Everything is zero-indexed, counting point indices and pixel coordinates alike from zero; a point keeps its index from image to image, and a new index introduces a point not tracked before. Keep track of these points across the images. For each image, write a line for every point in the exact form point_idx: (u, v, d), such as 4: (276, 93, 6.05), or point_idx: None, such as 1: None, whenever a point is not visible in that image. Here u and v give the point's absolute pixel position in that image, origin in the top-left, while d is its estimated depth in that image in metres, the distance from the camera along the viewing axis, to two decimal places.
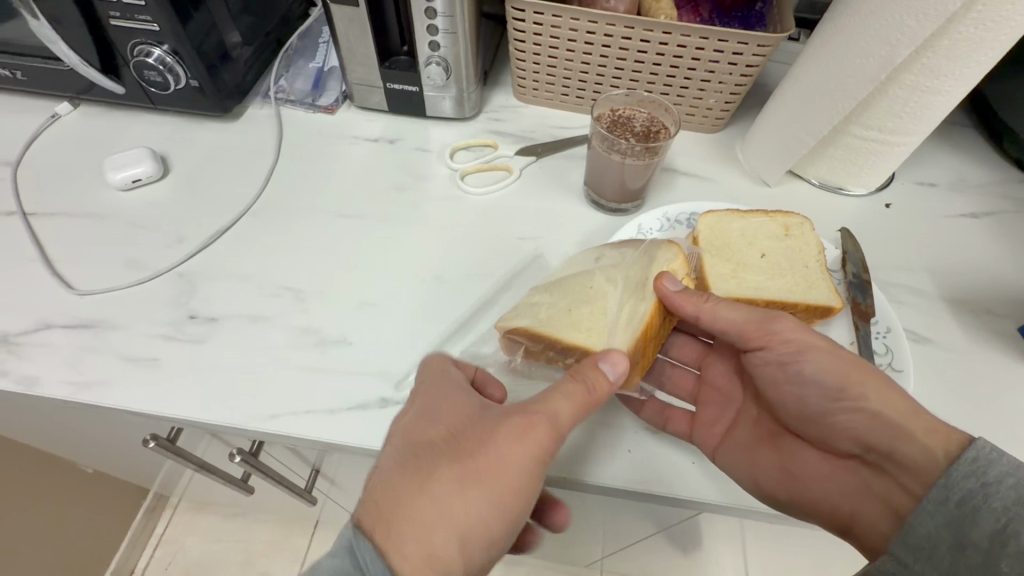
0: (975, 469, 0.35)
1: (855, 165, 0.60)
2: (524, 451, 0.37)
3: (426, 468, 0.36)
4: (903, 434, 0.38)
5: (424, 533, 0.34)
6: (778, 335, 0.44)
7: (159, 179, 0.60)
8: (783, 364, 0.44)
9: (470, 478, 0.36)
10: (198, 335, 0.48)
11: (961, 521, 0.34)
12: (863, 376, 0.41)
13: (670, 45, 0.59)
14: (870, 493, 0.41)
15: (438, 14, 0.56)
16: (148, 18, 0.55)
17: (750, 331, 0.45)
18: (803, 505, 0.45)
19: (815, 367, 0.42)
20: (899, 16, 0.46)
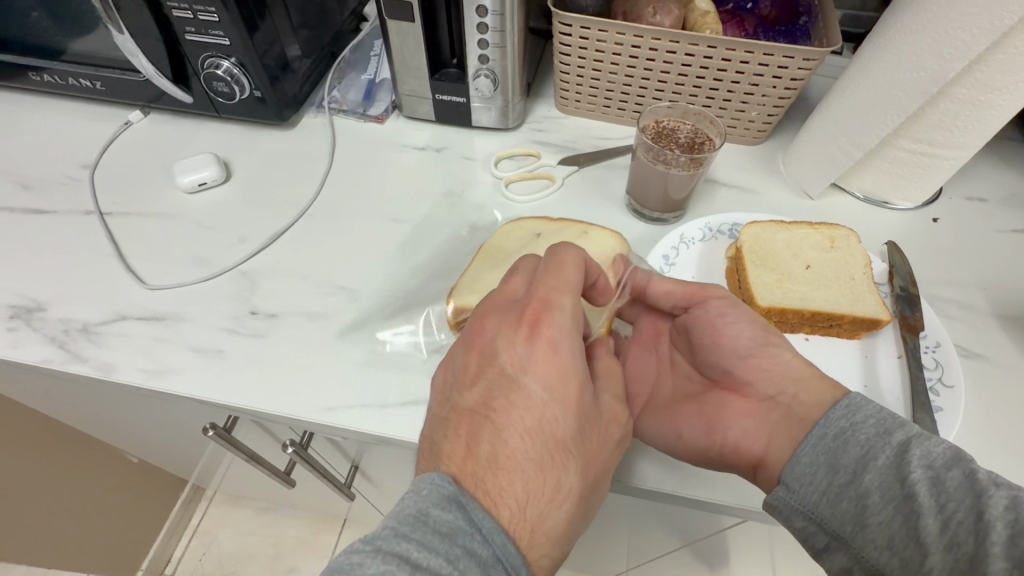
0: (847, 412, 0.39)
1: (901, 179, 0.60)
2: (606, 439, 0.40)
3: (547, 443, 0.35)
4: (803, 378, 0.43)
5: (540, 509, 0.34)
6: (713, 294, 0.49)
7: (222, 182, 0.63)
8: (713, 321, 0.48)
9: (579, 460, 0.37)
10: (259, 330, 0.50)
11: (835, 451, 0.38)
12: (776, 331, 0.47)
13: (714, 59, 0.60)
14: (780, 430, 0.43)
15: (489, 29, 0.58)
16: (220, 33, 0.59)
17: (692, 291, 0.49)
18: (718, 446, 0.44)
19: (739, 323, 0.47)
20: (953, 30, 0.46)
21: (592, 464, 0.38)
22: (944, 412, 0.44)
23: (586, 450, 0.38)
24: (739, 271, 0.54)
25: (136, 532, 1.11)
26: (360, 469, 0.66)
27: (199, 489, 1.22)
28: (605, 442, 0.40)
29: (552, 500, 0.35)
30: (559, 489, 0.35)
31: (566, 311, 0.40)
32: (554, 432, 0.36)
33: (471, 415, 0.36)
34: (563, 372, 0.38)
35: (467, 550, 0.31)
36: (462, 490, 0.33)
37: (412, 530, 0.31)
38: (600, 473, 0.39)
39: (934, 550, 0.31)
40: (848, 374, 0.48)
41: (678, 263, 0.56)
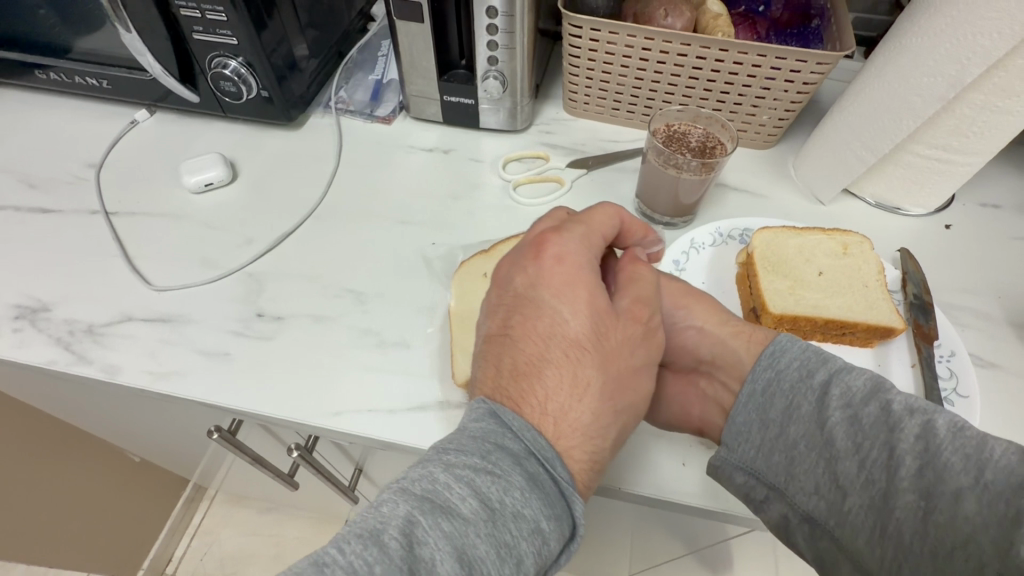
0: (773, 359, 0.42)
1: (915, 185, 0.59)
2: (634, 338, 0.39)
3: (563, 345, 0.36)
4: (722, 342, 0.47)
5: (562, 403, 0.35)
6: None
7: (229, 183, 0.63)
8: None
9: (601, 356, 0.36)
10: (266, 333, 0.50)
11: (766, 405, 0.41)
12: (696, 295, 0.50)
13: (726, 62, 0.59)
14: (711, 397, 0.47)
15: (499, 30, 0.58)
16: (228, 33, 0.58)
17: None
18: (667, 419, 0.46)
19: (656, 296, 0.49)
20: (971, 35, 0.46)
21: (615, 354, 0.37)
22: None
23: (607, 341, 0.37)
24: (749, 277, 0.53)
25: (137, 531, 1.10)
26: (364, 472, 0.66)
27: (201, 488, 1.22)
28: (633, 341, 0.39)
29: (573, 393, 0.35)
30: (579, 384, 0.35)
31: (568, 234, 0.40)
32: (565, 331, 0.36)
33: (494, 341, 0.38)
34: (570, 277, 0.38)
35: (499, 444, 0.33)
36: (494, 401, 0.35)
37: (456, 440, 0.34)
38: (635, 374, 0.38)
39: (853, 488, 0.35)
40: None
41: (688, 269, 0.55)
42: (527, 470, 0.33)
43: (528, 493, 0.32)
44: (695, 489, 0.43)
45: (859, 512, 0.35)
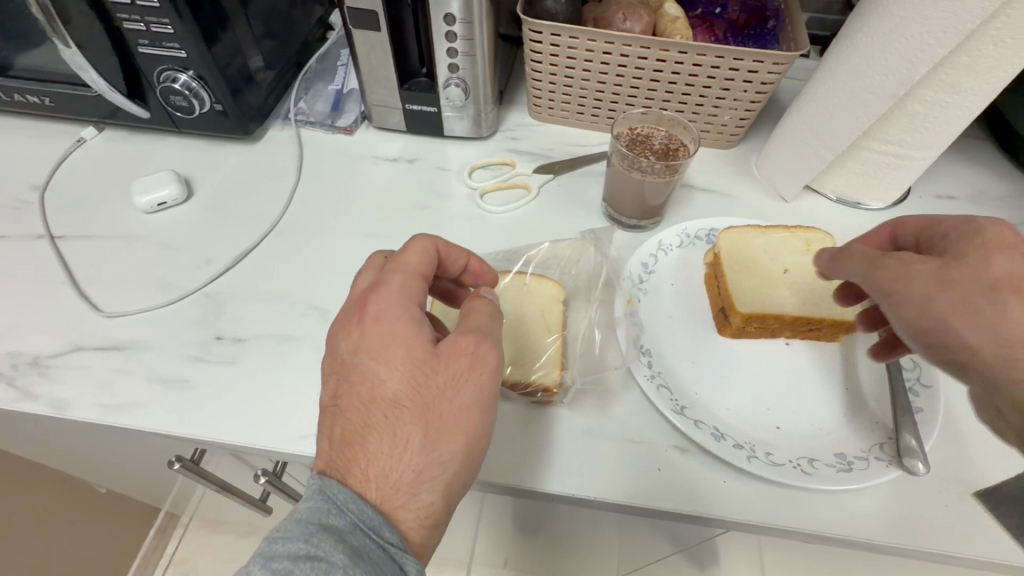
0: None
1: (873, 181, 0.61)
2: (473, 383, 0.37)
3: (390, 407, 0.36)
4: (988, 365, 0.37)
5: (389, 465, 0.35)
6: (900, 279, 0.40)
7: (184, 201, 0.61)
8: (892, 302, 0.40)
9: (421, 412, 0.36)
10: (226, 356, 0.48)
11: None
12: (976, 305, 0.37)
13: (685, 65, 0.60)
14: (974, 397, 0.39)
15: (458, 37, 0.57)
16: (176, 45, 0.56)
17: (878, 277, 0.41)
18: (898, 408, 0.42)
19: (906, 302, 0.39)
20: (918, 34, 0.47)
21: (432, 404, 0.36)
22: (924, 414, 0.44)
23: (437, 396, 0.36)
24: (718, 277, 0.53)
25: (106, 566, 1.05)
26: None
27: (173, 516, 1.17)
28: (439, 393, 0.36)
29: (392, 456, 0.35)
30: (398, 445, 0.35)
31: (393, 283, 0.39)
32: (381, 393, 0.36)
33: (327, 409, 0.37)
34: (385, 336, 0.37)
35: (323, 524, 0.32)
36: (325, 476, 0.35)
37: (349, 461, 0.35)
38: (478, 423, 0.37)
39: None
40: (827, 375, 0.48)
41: (656, 271, 0.55)
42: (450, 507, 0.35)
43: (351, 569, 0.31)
44: (692, 499, 0.41)
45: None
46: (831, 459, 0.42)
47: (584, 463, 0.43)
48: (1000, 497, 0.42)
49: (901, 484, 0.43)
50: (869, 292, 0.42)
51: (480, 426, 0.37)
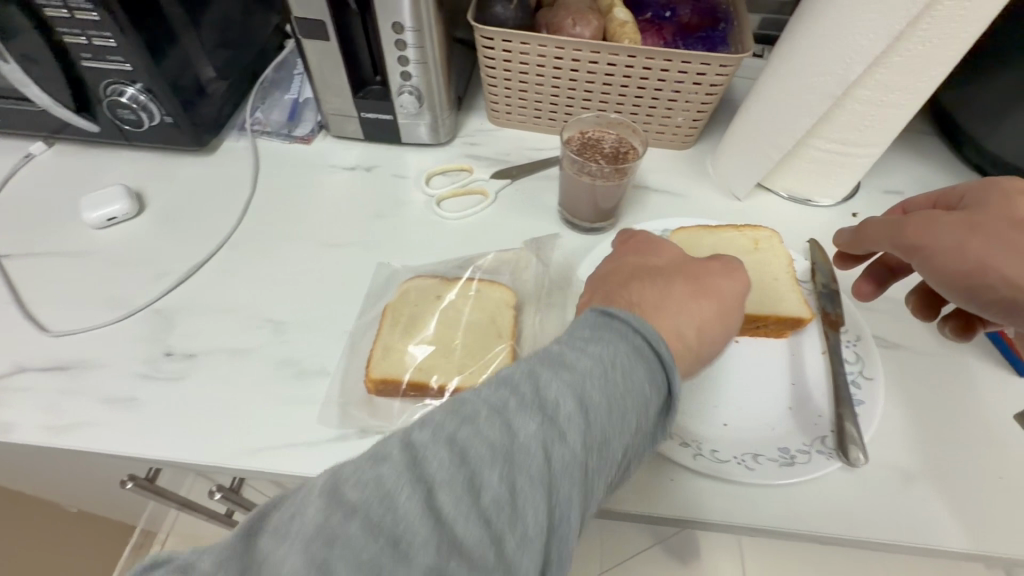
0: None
1: (822, 179, 0.62)
2: (730, 298, 0.41)
3: (644, 290, 0.40)
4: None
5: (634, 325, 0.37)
6: (927, 234, 0.41)
7: (135, 216, 0.60)
8: (925, 256, 0.41)
9: (672, 305, 0.39)
10: (176, 373, 0.47)
11: None
12: (1003, 242, 0.39)
13: (635, 68, 0.61)
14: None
15: (408, 45, 0.57)
16: (121, 58, 0.56)
17: (900, 240, 0.43)
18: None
19: (942, 252, 0.40)
20: (852, 35, 0.48)
21: (692, 311, 0.39)
22: (865, 406, 0.45)
23: (702, 304, 0.39)
24: None
25: None
26: None
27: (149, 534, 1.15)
28: (697, 301, 0.39)
29: (635, 326, 0.36)
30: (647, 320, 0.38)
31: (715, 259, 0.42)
32: (669, 296, 0.39)
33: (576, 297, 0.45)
34: (676, 263, 0.43)
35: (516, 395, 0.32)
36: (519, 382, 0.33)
37: (640, 346, 0.35)
38: (713, 332, 0.39)
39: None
40: (772, 368, 0.49)
41: None
42: (578, 388, 0.33)
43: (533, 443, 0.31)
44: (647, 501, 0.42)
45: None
46: (775, 454, 0.43)
47: None
48: (936, 483, 0.43)
49: (843, 475, 0.44)
50: (897, 253, 0.43)
51: (708, 337, 0.39)
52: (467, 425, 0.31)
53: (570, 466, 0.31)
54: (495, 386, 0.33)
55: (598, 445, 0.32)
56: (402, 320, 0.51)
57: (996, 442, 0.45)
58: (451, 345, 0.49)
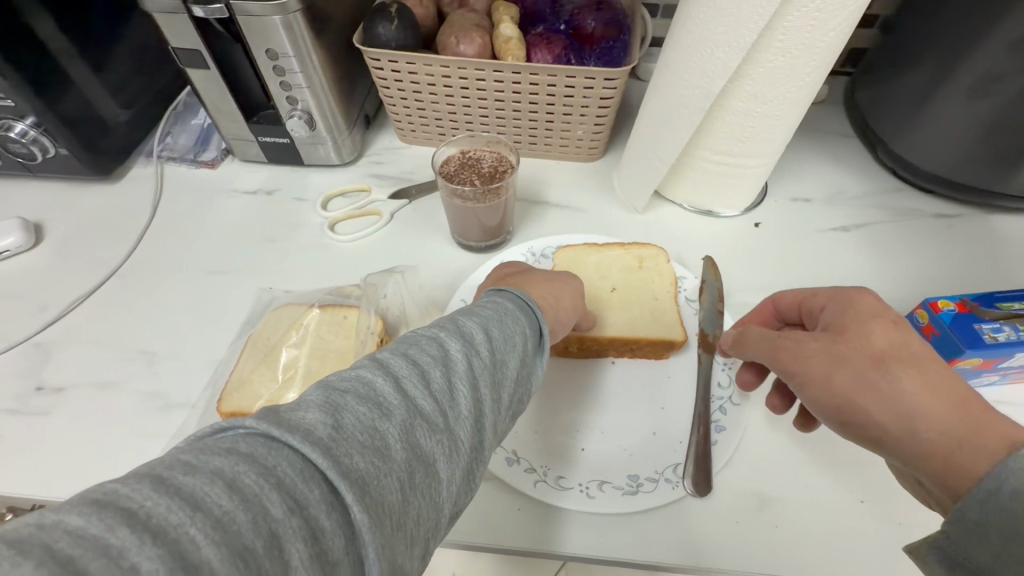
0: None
1: (718, 190, 0.61)
2: (577, 288, 0.48)
3: (514, 277, 0.48)
4: (918, 436, 0.33)
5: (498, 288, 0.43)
6: (801, 356, 0.37)
7: (32, 248, 0.61)
8: (801, 387, 0.37)
9: (532, 280, 0.47)
10: (43, 407, 0.48)
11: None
12: (872, 377, 0.35)
13: (523, 84, 0.60)
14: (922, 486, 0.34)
15: (288, 71, 0.57)
16: (3, 95, 0.56)
17: (772, 355, 0.38)
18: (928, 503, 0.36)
19: (821, 375, 0.36)
20: (711, 48, 0.47)
21: (551, 290, 0.45)
22: (727, 432, 0.45)
23: (562, 286, 0.47)
24: None
25: None
26: None
27: None
28: (561, 284, 0.47)
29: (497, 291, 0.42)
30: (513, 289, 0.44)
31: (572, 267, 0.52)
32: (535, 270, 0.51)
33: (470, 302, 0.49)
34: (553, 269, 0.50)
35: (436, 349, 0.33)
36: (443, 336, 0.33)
37: (524, 310, 0.39)
38: (568, 305, 0.45)
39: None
40: (642, 390, 0.49)
41: None
42: (482, 327, 0.35)
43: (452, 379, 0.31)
44: (511, 534, 0.42)
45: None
46: (622, 482, 0.43)
47: None
48: (793, 510, 0.42)
49: (695, 502, 0.43)
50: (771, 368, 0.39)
51: (563, 306, 0.45)
52: (403, 351, 0.32)
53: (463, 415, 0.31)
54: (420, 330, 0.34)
55: (509, 362, 0.34)
56: (264, 347, 0.50)
57: (860, 463, 0.44)
58: (299, 369, 0.48)
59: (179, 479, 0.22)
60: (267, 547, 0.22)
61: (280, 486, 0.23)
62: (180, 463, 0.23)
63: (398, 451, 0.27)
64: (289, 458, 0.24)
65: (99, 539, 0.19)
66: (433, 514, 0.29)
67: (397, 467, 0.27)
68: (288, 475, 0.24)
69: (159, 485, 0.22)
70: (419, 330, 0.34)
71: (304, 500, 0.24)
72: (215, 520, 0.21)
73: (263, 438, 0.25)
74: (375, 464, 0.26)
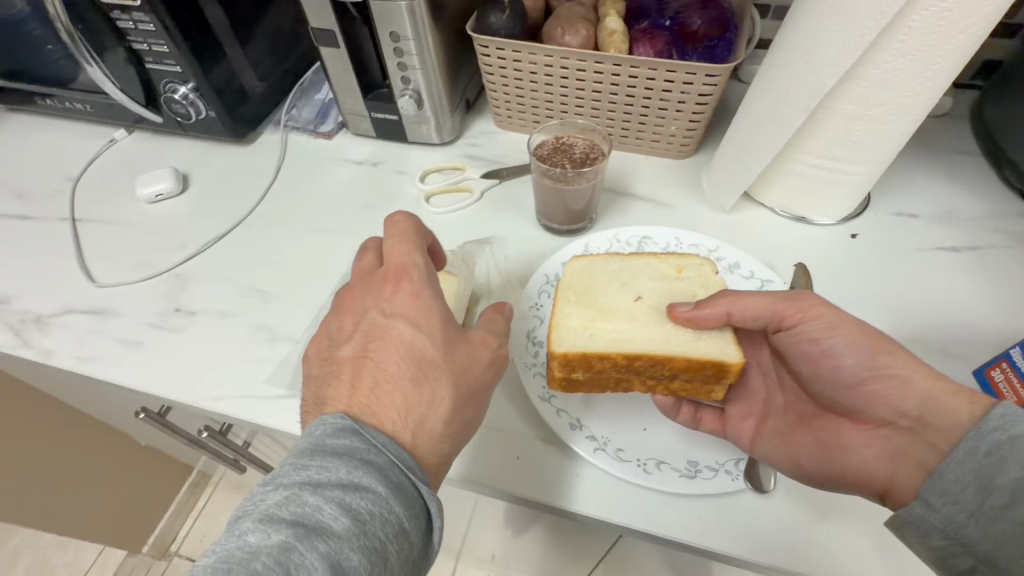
0: (1004, 424, 0.34)
1: (814, 195, 0.59)
2: (397, 324, 0.40)
3: (356, 310, 0.42)
4: (934, 400, 0.38)
5: (329, 377, 0.39)
6: (813, 311, 0.44)
7: (178, 194, 0.71)
8: (816, 340, 0.44)
9: (355, 335, 0.40)
10: (177, 325, 0.56)
11: (990, 469, 0.34)
12: (881, 345, 0.41)
13: (622, 76, 0.62)
14: (905, 457, 0.39)
15: (406, 53, 0.63)
16: (173, 62, 0.67)
17: (782, 310, 0.45)
18: (847, 475, 0.41)
19: (847, 341, 0.42)
20: (823, 47, 0.46)
21: (364, 323, 0.40)
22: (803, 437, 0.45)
23: (358, 366, 0.38)
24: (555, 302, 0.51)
25: (143, 510, 1.21)
26: None
27: (206, 475, 1.31)
28: (361, 360, 0.38)
29: (325, 384, 0.38)
30: (350, 364, 0.39)
31: (416, 268, 0.42)
32: (382, 293, 0.41)
33: (352, 361, 0.39)
34: (387, 300, 0.41)
35: (360, 504, 0.31)
36: (373, 488, 0.32)
37: (399, 486, 0.33)
38: (383, 362, 0.38)
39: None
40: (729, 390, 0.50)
41: None
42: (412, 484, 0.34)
43: (371, 547, 0.30)
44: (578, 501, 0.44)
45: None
46: (682, 466, 0.44)
47: (494, 453, 0.47)
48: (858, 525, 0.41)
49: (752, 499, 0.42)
50: (777, 317, 0.45)
51: (372, 370, 0.38)
52: (339, 507, 0.31)
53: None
54: (364, 468, 0.32)
55: (358, 550, 0.30)
56: None
57: None
58: None
59: None
60: None
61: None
62: None
63: None
64: None
65: None
66: None
67: None
68: None
69: None
70: (262, 535, 0.29)
71: None
72: None
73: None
74: None
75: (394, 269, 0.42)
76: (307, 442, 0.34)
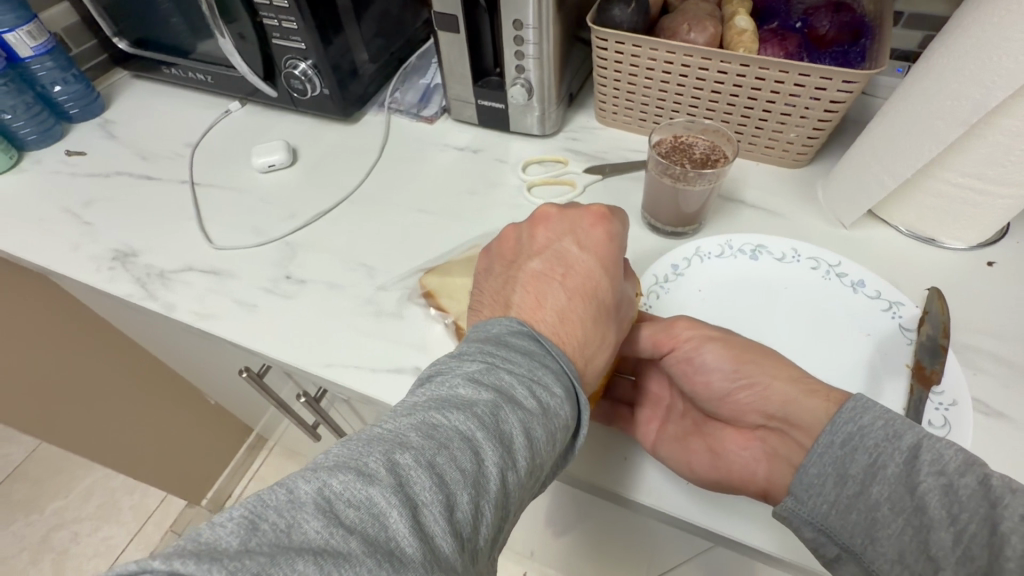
0: (853, 415, 0.37)
1: (949, 217, 0.55)
2: (587, 259, 0.43)
3: (548, 233, 0.45)
4: (793, 402, 0.41)
5: (511, 283, 0.43)
6: (681, 335, 0.46)
7: (288, 166, 0.73)
8: (689, 360, 0.45)
9: (544, 250, 0.44)
10: (289, 292, 0.58)
11: (844, 460, 0.37)
12: (743, 356, 0.44)
13: (747, 78, 0.59)
14: (782, 459, 0.42)
15: (526, 42, 0.63)
16: (298, 38, 0.69)
17: (659, 337, 0.47)
18: (729, 477, 0.42)
19: (713, 357, 0.44)
20: (996, 55, 0.43)
21: (557, 246, 0.44)
22: None
23: (547, 282, 0.42)
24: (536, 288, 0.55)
25: (208, 466, 1.27)
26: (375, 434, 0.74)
27: (262, 440, 1.37)
28: (547, 278, 0.42)
29: (509, 287, 0.42)
30: (538, 276, 0.42)
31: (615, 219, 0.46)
32: (581, 225, 0.45)
33: (537, 274, 0.42)
34: (584, 234, 0.44)
35: (543, 392, 0.34)
36: (553, 384, 0.35)
37: (569, 389, 0.36)
38: (568, 287, 0.41)
39: (887, 518, 0.35)
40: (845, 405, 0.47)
41: (685, 274, 0.56)
42: (576, 396, 0.36)
43: (547, 430, 0.33)
44: (720, 521, 0.43)
45: (894, 536, 0.34)
46: None
47: (619, 461, 0.46)
48: None
49: None
50: (654, 348, 0.47)
51: (556, 291, 0.41)
52: (530, 388, 0.33)
53: (540, 469, 0.33)
54: (549, 370, 0.35)
55: (539, 425, 0.32)
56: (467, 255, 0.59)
57: None
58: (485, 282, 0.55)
59: (370, 458, 0.28)
60: (402, 517, 0.26)
61: (381, 510, 0.26)
62: (371, 446, 0.29)
63: (497, 482, 0.29)
64: (423, 458, 0.28)
65: (331, 496, 0.26)
66: (499, 538, 0.31)
67: (494, 494, 0.29)
68: (429, 468, 0.28)
69: (359, 455, 0.28)
70: (473, 391, 0.32)
71: (427, 497, 0.27)
72: (385, 488, 0.26)
73: (425, 428, 0.30)
74: (480, 478, 0.29)
75: (596, 213, 0.45)
76: (490, 336, 0.37)
